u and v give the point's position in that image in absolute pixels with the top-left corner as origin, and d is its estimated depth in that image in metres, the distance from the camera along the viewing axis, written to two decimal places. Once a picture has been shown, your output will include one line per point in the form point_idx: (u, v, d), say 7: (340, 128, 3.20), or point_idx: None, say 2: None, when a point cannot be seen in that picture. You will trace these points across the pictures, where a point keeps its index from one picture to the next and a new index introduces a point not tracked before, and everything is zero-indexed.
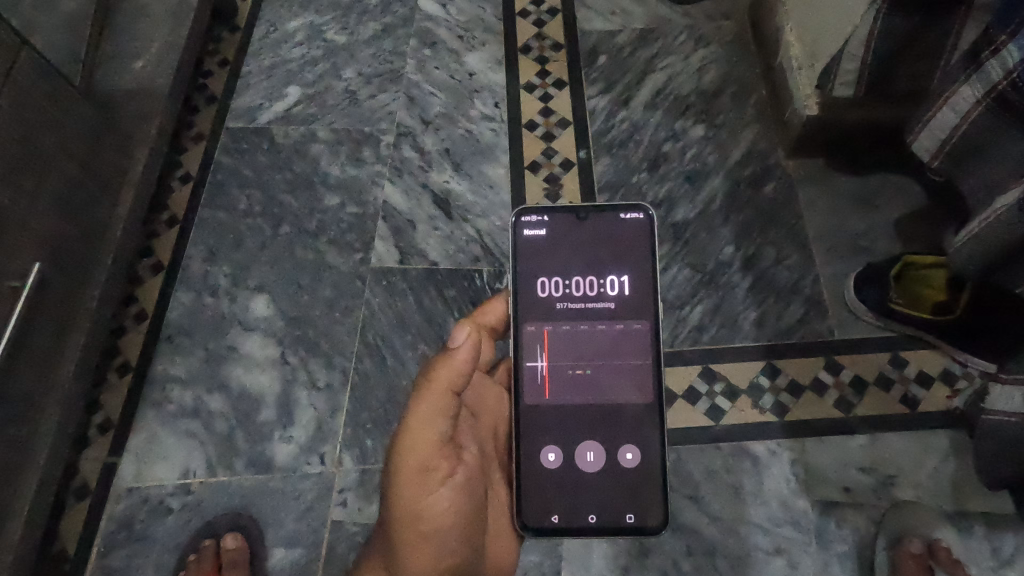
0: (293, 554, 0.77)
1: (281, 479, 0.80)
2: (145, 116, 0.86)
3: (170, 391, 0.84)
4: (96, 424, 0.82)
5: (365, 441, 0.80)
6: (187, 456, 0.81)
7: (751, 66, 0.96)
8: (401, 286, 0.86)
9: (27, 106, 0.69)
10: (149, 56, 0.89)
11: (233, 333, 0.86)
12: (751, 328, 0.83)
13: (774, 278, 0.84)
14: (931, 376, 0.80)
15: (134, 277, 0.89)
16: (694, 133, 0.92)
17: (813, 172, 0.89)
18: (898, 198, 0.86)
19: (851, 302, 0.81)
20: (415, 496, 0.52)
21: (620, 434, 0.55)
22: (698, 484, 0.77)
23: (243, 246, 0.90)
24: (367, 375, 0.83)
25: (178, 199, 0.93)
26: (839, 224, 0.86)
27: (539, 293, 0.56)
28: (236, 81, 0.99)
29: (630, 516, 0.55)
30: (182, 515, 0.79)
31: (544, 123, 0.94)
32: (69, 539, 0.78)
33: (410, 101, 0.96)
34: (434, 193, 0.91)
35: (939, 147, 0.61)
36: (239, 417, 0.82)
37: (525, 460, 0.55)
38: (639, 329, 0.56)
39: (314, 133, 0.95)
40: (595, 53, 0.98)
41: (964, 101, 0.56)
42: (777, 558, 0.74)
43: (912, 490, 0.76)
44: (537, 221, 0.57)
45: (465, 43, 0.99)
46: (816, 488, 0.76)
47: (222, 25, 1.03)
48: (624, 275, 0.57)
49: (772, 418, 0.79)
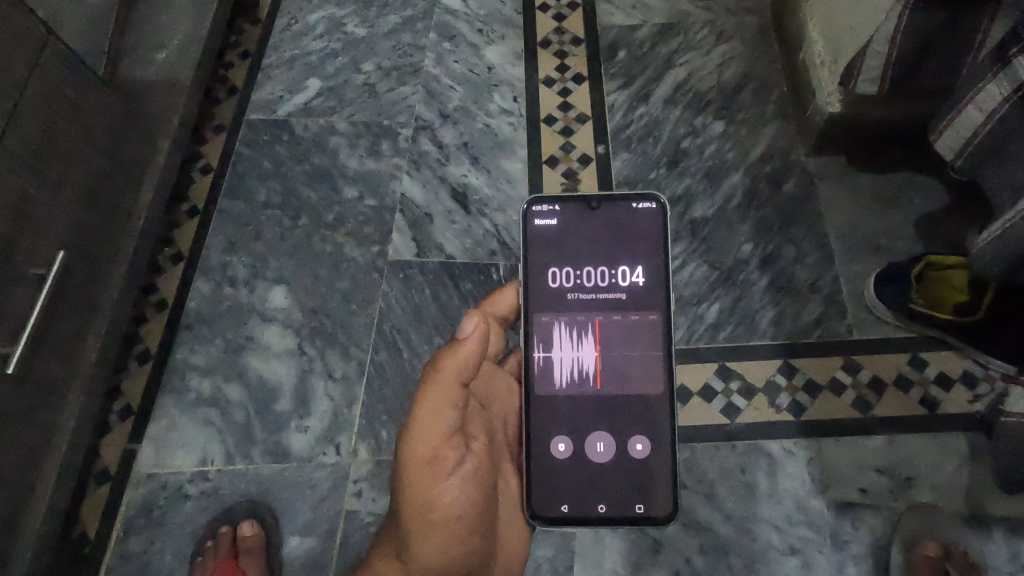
0: (308, 543, 0.78)
1: (298, 469, 0.80)
2: (167, 107, 0.87)
3: (190, 379, 0.85)
4: (117, 410, 0.84)
5: (381, 432, 0.81)
6: (206, 443, 0.82)
7: (772, 62, 0.95)
8: (418, 279, 0.87)
9: (53, 97, 0.69)
10: (172, 47, 0.90)
11: (252, 324, 0.87)
12: (769, 326, 0.82)
13: (793, 276, 0.84)
14: (951, 379, 0.79)
15: (155, 267, 0.90)
16: (714, 130, 0.92)
17: (834, 170, 0.88)
18: (920, 198, 0.85)
19: (871, 302, 0.80)
20: (424, 488, 0.52)
21: (631, 424, 0.55)
22: (712, 482, 0.77)
23: (262, 237, 0.91)
24: (383, 367, 0.84)
25: (199, 189, 0.94)
26: (860, 223, 0.85)
27: (550, 284, 0.56)
28: (258, 73, 1.00)
29: (639, 506, 0.55)
30: (201, 502, 0.80)
31: (563, 118, 0.94)
32: (90, 522, 0.79)
33: (428, 95, 0.96)
34: (452, 186, 0.91)
35: (963, 146, 0.60)
36: (256, 406, 0.83)
37: (535, 449, 0.55)
38: (652, 320, 0.56)
39: (333, 125, 0.96)
40: (614, 48, 0.97)
41: (990, 98, 0.55)
42: (792, 558, 0.74)
43: (930, 493, 0.75)
44: (547, 211, 0.57)
45: (484, 37, 0.99)
46: (832, 488, 0.76)
47: (244, 18, 1.04)
48: (637, 265, 0.56)
49: (788, 417, 0.79)
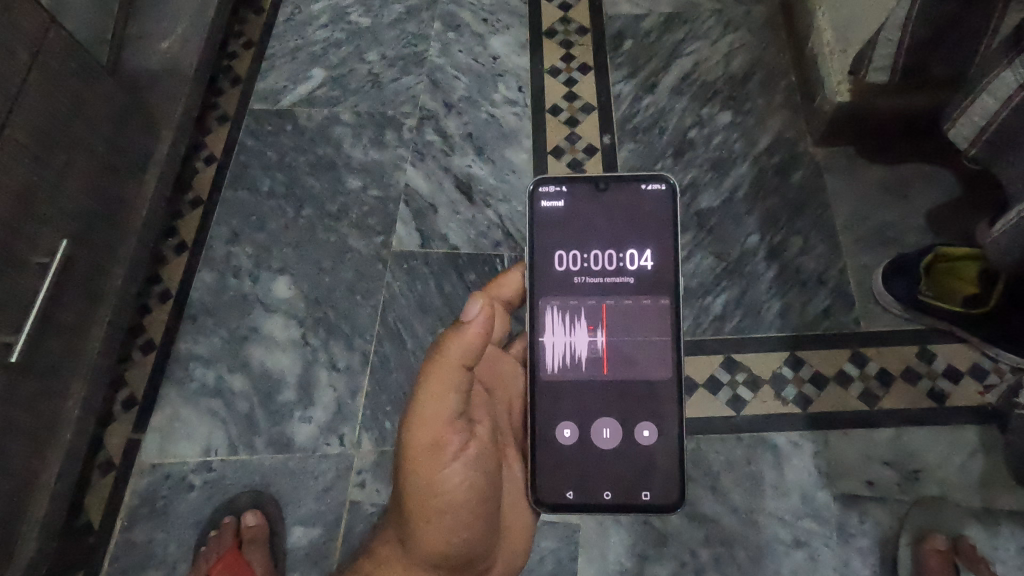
0: (312, 533, 0.78)
1: (301, 460, 0.80)
2: (171, 98, 0.87)
3: (193, 369, 0.84)
4: (120, 400, 0.84)
5: (385, 423, 0.81)
6: (209, 434, 0.82)
7: (780, 52, 0.94)
8: (422, 270, 0.86)
9: (56, 85, 0.69)
10: (175, 37, 0.90)
11: (256, 314, 0.86)
12: (776, 318, 0.81)
13: (800, 268, 0.83)
14: (960, 370, 0.78)
15: (159, 256, 0.90)
16: (720, 120, 0.91)
17: (843, 160, 0.87)
18: (930, 187, 0.84)
19: (879, 293, 0.79)
20: (427, 473, 0.52)
21: (637, 410, 0.55)
22: (718, 474, 0.77)
23: (265, 227, 0.90)
24: (387, 358, 0.83)
25: (202, 179, 0.94)
26: (868, 213, 0.84)
27: (557, 268, 0.56)
28: (261, 62, 0.99)
29: (645, 493, 0.54)
30: (204, 492, 0.80)
31: (568, 108, 0.93)
32: (93, 512, 0.79)
33: (433, 84, 0.96)
34: (457, 177, 0.91)
35: (976, 136, 0.59)
36: (260, 396, 0.83)
37: (541, 435, 0.55)
38: (660, 304, 0.55)
39: (337, 115, 0.95)
40: (620, 38, 0.96)
41: (1006, 86, 0.54)
42: (798, 551, 0.74)
43: (937, 486, 0.74)
44: (555, 192, 0.56)
45: (489, 26, 0.98)
46: (839, 481, 0.75)
47: (248, 8, 1.03)
48: (645, 249, 0.56)
49: (795, 409, 0.78)
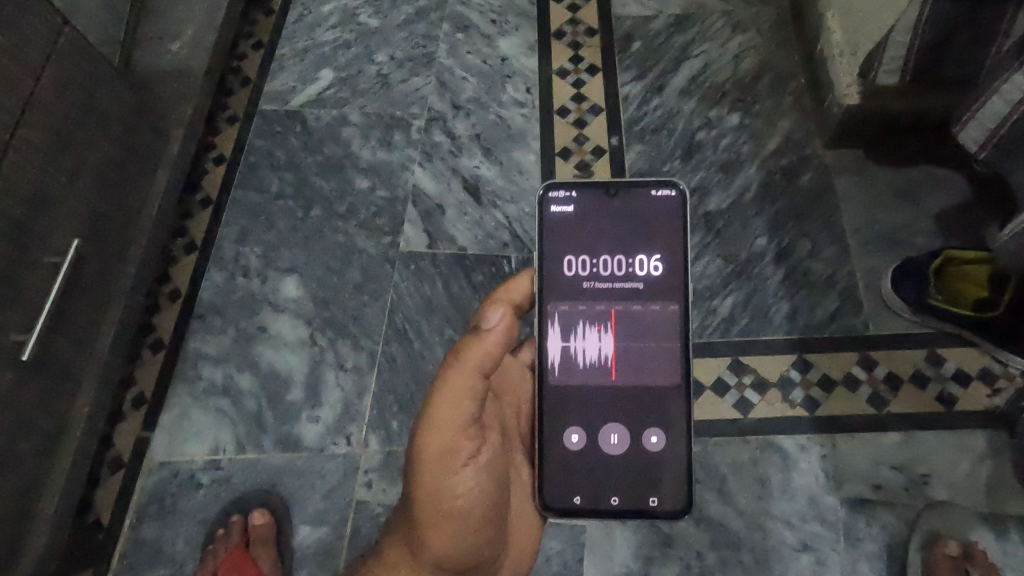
0: (319, 532, 0.78)
1: (309, 459, 0.81)
2: (181, 98, 0.88)
3: (202, 368, 0.85)
4: (130, 398, 0.84)
5: (391, 424, 0.81)
6: (217, 432, 0.82)
7: (790, 53, 0.93)
8: (429, 270, 0.87)
9: (68, 86, 0.69)
10: (185, 39, 0.91)
11: (264, 314, 0.87)
12: (784, 321, 0.81)
13: (809, 271, 0.83)
14: (969, 375, 0.77)
15: (169, 256, 0.90)
16: (729, 122, 0.91)
17: (851, 163, 0.87)
18: (939, 191, 0.84)
19: (889, 296, 0.79)
20: (438, 477, 0.52)
21: (645, 416, 0.55)
22: (724, 477, 0.77)
23: (274, 227, 0.91)
24: (393, 358, 0.83)
25: (212, 180, 0.94)
26: (877, 216, 0.84)
27: (566, 273, 0.56)
28: (271, 64, 1.00)
29: (652, 499, 0.54)
30: (212, 490, 0.81)
31: (576, 110, 0.93)
32: (103, 509, 0.80)
33: (441, 86, 0.96)
34: (465, 178, 0.91)
35: (986, 139, 0.59)
36: (268, 396, 0.83)
37: (549, 441, 0.55)
38: (670, 311, 0.55)
39: (347, 116, 0.96)
40: (629, 39, 0.96)
41: (1017, 89, 0.54)
42: (805, 555, 0.73)
43: (946, 490, 0.74)
44: (565, 197, 0.56)
45: (497, 27, 0.99)
46: (846, 485, 0.75)
47: (258, 9, 1.04)
48: (655, 254, 0.56)
49: (802, 413, 0.78)
